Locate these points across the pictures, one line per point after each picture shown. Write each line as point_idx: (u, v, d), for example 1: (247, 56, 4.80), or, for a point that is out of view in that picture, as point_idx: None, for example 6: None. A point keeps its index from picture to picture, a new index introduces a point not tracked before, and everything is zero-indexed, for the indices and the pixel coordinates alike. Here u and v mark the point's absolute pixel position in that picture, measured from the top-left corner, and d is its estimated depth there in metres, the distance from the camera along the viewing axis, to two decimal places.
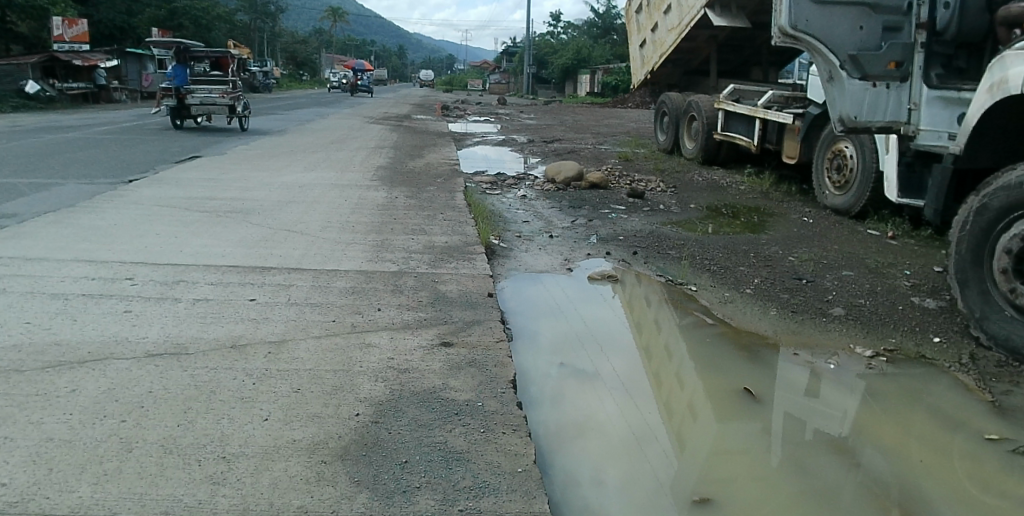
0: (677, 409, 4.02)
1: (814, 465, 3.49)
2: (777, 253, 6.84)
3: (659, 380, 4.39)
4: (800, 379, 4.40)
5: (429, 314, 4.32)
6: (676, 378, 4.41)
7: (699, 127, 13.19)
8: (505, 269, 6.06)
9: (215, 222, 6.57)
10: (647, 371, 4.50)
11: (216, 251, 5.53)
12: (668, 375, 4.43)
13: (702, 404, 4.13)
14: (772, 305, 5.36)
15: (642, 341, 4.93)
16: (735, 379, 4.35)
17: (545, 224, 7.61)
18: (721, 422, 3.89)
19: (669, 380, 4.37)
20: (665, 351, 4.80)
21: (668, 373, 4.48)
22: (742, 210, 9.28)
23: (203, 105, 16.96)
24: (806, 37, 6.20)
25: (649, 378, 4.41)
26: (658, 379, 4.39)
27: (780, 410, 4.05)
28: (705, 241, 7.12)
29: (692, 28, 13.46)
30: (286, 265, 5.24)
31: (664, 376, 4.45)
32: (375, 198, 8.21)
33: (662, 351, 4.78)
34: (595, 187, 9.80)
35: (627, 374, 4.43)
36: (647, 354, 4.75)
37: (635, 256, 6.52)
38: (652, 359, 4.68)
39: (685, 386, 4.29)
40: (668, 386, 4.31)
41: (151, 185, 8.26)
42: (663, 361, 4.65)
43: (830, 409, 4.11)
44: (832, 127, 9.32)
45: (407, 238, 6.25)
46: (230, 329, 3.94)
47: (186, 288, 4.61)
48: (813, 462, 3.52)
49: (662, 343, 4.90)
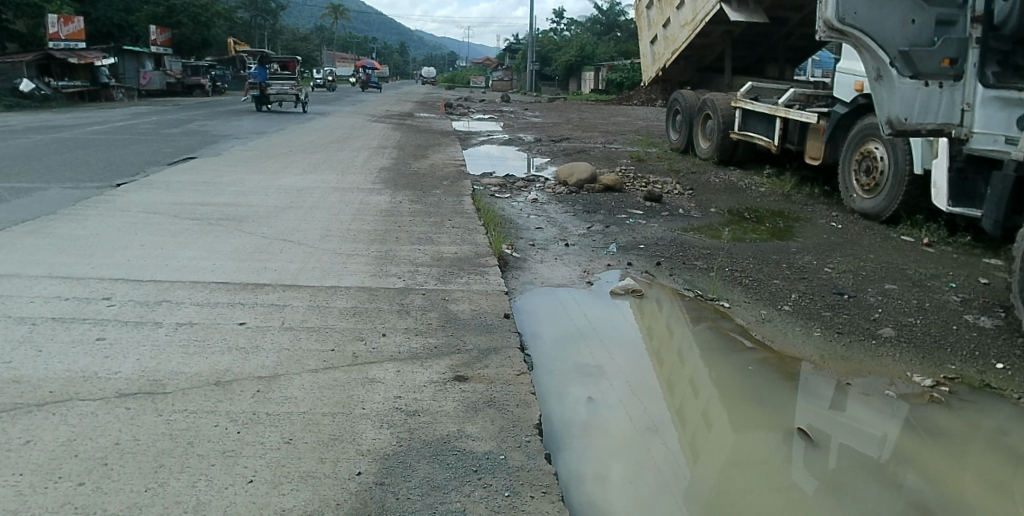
0: (690, 417, 3.80)
1: (843, 486, 3.19)
2: (812, 264, 6.37)
3: (671, 386, 4.18)
4: (831, 394, 4.08)
5: (440, 341, 3.84)
6: (691, 387, 4.17)
7: (714, 127, 12.68)
8: (520, 283, 5.57)
9: (205, 231, 6.13)
10: (657, 376, 4.30)
11: (205, 265, 5.09)
12: (680, 382, 4.22)
13: (718, 412, 3.91)
14: (814, 325, 4.91)
15: (657, 355, 4.59)
16: (755, 391, 4.08)
17: (559, 231, 7.14)
18: (738, 433, 3.67)
19: (683, 391, 4.12)
20: (678, 357, 4.58)
21: (681, 380, 4.26)
22: (766, 214, 8.79)
23: (280, 96, 23.54)
24: (854, 33, 5.58)
25: (661, 384, 4.20)
26: (670, 386, 4.17)
27: (802, 422, 3.79)
28: (734, 250, 6.63)
29: (707, 24, 12.96)
30: (281, 281, 4.77)
31: (676, 383, 4.21)
32: (379, 202, 7.78)
33: (674, 358, 4.56)
34: (609, 190, 9.31)
35: (633, 372, 4.31)
36: (663, 364, 4.47)
37: (659, 268, 6.03)
38: (662, 368, 4.42)
39: (699, 395, 4.07)
40: (682, 393, 4.10)
41: (141, 189, 7.85)
42: (680, 372, 4.36)
43: (867, 429, 3.76)
44: (860, 126, 8.82)
45: (413, 249, 5.79)
46: (215, 361, 3.47)
47: (170, 310, 4.15)
48: (842, 483, 3.22)
49: (675, 349, 4.67)
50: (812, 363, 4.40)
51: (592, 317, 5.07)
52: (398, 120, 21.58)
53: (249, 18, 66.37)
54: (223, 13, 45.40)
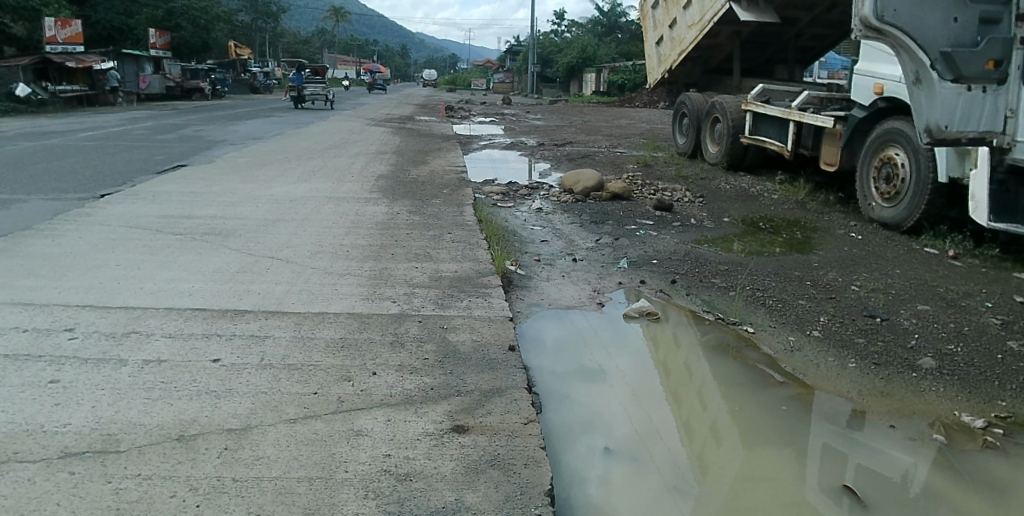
0: (698, 433, 3.65)
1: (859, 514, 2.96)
2: (837, 281, 5.94)
3: (679, 399, 4.02)
4: (852, 415, 3.83)
5: (436, 381, 3.41)
6: (701, 403, 3.99)
7: (723, 131, 12.24)
8: (525, 304, 5.12)
9: (188, 247, 5.71)
10: (664, 388, 4.15)
11: (185, 288, 4.67)
12: (689, 396, 4.05)
13: (727, 427, 3.74)
14: (848, 355, 4.47)
15: (670, 378, 4.27)
16: (768, 409, 3.88)
17: (566, 245, 6.72)
18: (747, 451, 3.50)
19: (700, 426, 3.72)
20: (685, 369, 4.40)
21: (689, 394, 4.09)
22: (782, 224, 8.36)
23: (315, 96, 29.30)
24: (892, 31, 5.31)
25: (668, 395, 4.05)
26: (677, 398, 4.02)
27: (817, 442, 3.58)
28: (753, 266, 6.20)
29: (716, 23, 12.52)
30: (264, 307, 4.35)
31: (685, 399, 4.03)
32: (375, 213, 7.36)
33: (681, 370, 4.39)
34: (617, 198, 8.88)
35: (639, 382, 4.17)
36: (673, 378, 4.28)
37: (674, 286, 5.60)
38: (675, 398, 4.02)
39: (707, 409, 3.91)
40: (689, 407, 3.94)
41: (125, 200, 7.43)
42: (690, 388, 4.16)
43: (892, 455, 3.47)
44: (879, 131, 8.37)
45: (410, 267, 5.37)
46: (182, 409, 3.05)
47: (137, 345, 3.73)
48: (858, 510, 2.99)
49: (682, 362, 4.49)
50: (834, 384, 4.11)
51: (604, 342, 4.66)
52: (399, 124, 21.15)
53: (250, 20, 65.71)
54: (223, 15, 44.93)
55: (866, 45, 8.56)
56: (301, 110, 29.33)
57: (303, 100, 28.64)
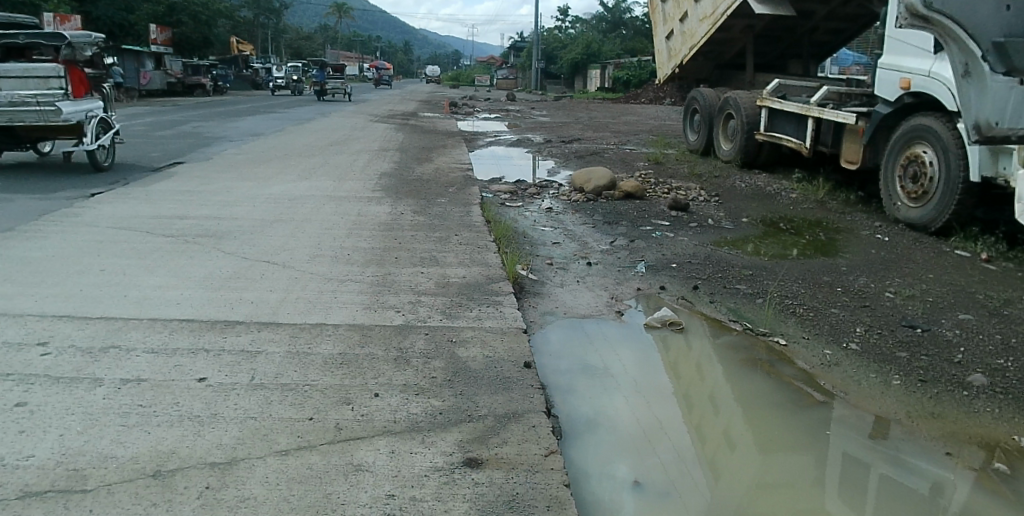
0: (711, 436, 3.45)
1: None
2: (869, 287, 5.58)
3: (690, 401, 3.82)
4: (877, 424, 3.57)
5: (446, 404, 3.07)
6: (713, 406, 3.79)
7: (737, 127, 11.87)
8: (538, 312, 4.74)
9: (179, 250, 5.39)
10: (674, 388, 3.95)
11: (172, 295, 4.33)
12: (700, 398, 3.85)
13: (741, 431, 3.54)
14: (891, 372, 4.11)
15: (681, 379, 4.07)
16: (784, 415, 3.66)
17: (580, 247, 6.36)
18: (764, 456, 3.30)
19: (715, 432, 3.50)
20: (697, 370, 4.20)
21: (701, 396, 3.89)
22: (804, 225, 8.00)
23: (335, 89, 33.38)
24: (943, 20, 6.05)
25: (679, 396, 3.86)
26: (689, 400, 3.83)
27: (838, 451, 3.35)
28: (780, 271, 5.84)
29: (730, 17, 12.13)
30: (257, 318, 4.01)
31: (696, 400, 3.83)
32: (377, 213, 7.03)
33: (692, 370, 4.20)
34: (630, 197, 8.52)
35: (647, 381, 3.98)
36: (684, 379, 4.08)
37: (697, 292, 5.24)
38: (694, 409, 3.73)
39: (720, 412, 3.71)
40: (701, 409, 3.74)
41: (116, 199, 7.11)
42: (702, 390, 3.96)
43: (922, 465, 3.22)
44: (905, 128, 8.00)
45: (415, 272, 5.03)
46: (160, 439, 2.71)
47: (115, 362, 3.40)
48: None
49: (693, 362, 4.28)
50: (858, 393, 3.86)
51: (623, 355, 4.26)
52: (402, 121, 20.78)
53: (252, 16, 65.38)
54: (225, 11, 44.55)
55: (891, 39, 8.20)
56: (324, 100, 33.79)
57: (325, 93, 32.64)
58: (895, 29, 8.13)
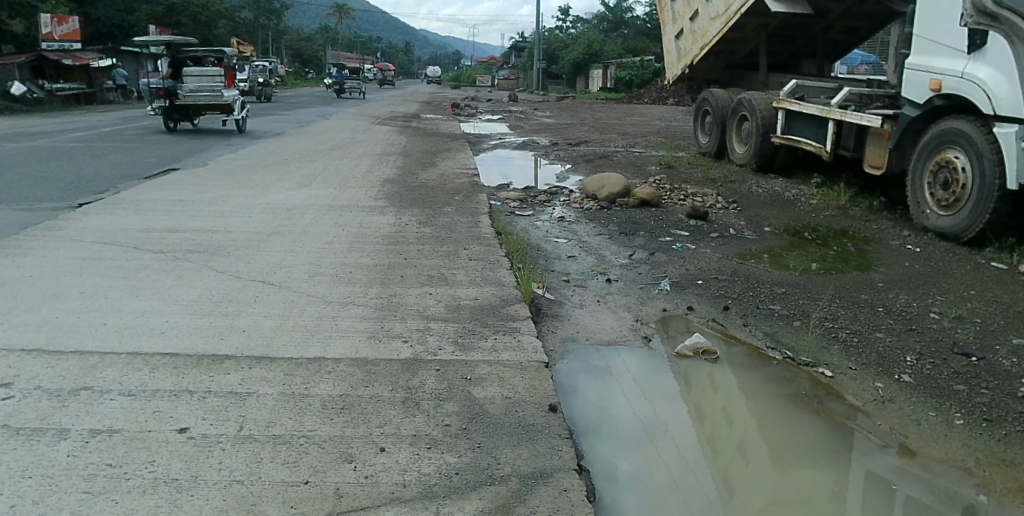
0: (726, 452, 3.29)
1: None
2: (911, 307, 5.17)
3: (702, 412, 3.66)
4: (903, 446, 3.36)
5: (463, 461, 2.66)
6: (727, 419, 3.62)
7: (752, 130, 11.46)
8: (558, 339, 4.31)
9: (166, 268, 4.99)
10: (685, 398, 3.80)
11: (157, 323, 3.94)
12: (713, 410, 3.69)
13: (756, 446, 3.37)
14: (951, 409, 3.69)
15: (692, 390, 3.90)
16: (800, 432, 3.48)
17: (597, 261, 5.96)
18: (780, 474, 3.13)
19: (729, 447, 3.34)
20: (710, 380, 4.01)
21: (713, 408, 3.73)
22: (830, 234, 7.58)
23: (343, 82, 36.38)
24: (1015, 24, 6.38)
25: (691, 408, 3.70)
26: (701, 411, 3.66)
27: (860, 470, 3.17)
28: (813, 288, 5.43)
29: (743, 15, 11.71)
30: (247, 352, 3.59)
31: (709, 412, 3.67)
32: (380, 224, 6.64)
33: (704, 380, 4.02)
34: (645, 205, 8.11)
35: (656, 390, 3.84)
36: (696, 389, 3.91)
37: (727, 314, 4.84)
38: (706, 421, 3.57)
39: (733, 425, 3.55)
40: (714, 421, 3.58)
41: (104, 210, 6.72)
42: (714, 402, 3.80)
43: (953, 492, 3.00)
44: (934, 131, 7.59)
45: (423, 293, 4.63)
46: (128, 512, 2.30)
47: (85, 409, 2.99)
48: None
49: (707, 371, 4.10)
50: (888, 416, 3.61)
51: (651, 391, 3.81)
52: (404, 122, 20.36)
53: (253, 17, 65.10)
54: (224, 12, 44.16)
55: (921, 37, 7.78)
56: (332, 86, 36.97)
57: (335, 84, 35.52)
58: (923, 28, 7.74)
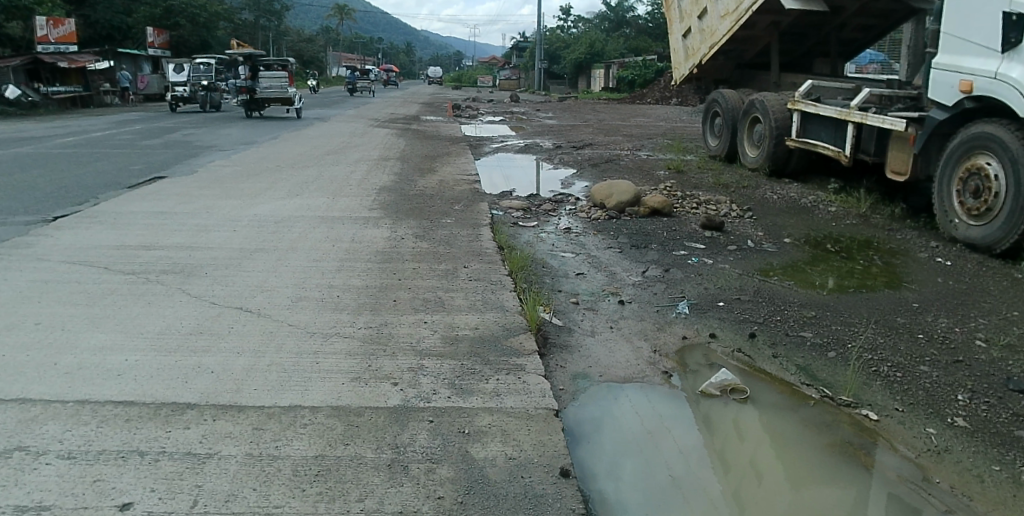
0: (737, 469, 3.11)
1: None
2: (955, 334, 4.68)
3: (713, 425, 3.49)
4: (932, 476, 3.11)
5: None
6: (739, 433, 3.43)
7: (765, 133, 11.00)
8: (568, 376, 3.83)
9: (136, 292, 4.52)
10: (696, 410, 3.62)
11: (116, 362, 3.49)
12: (724, 423, 3.51)
13: (770, 463, 3.19)
14: (1015, 461, 3.22)
15: (704, 401, 3.71)
16: (818, 452, 3.28)
17: (607, 279, 5.51)
18: (795, 495, 2.94)
19: (741, 463, 3.16)
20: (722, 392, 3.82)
21: (724, 420, 3.55)
22: (854, 245, 7.13)
23: None
24: None
25: (702, 420, 3.52)
26: (711, 425, 3.49)
27: (883, 497, 2.95)
28: (845, 312, 4.97)
29: (754, 13, 11.23)
30: (215, 399, 3.14)
31: (720, 425, 3.50)
32: (373, 238, 6.20)
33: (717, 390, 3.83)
34: (656, 214, 7.64)
35: (665, 401, 3.68)
36: (708, 399, 3.73)
37: (754, 342, 4.38)
38: (717, 435, 3.40)
39: (745, 440, 3.37)
40: (726, 436, 3.40)
41: (78, 224, 6.27)
42: (727, 413, 3.61)
43: None
44: (964, 134, 7.09)
45: (418, 321, 4.18)
46: None
47: (14, 477, 2.53)
48: None
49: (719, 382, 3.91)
50: (918, 446, 3.34)
51: (677, 440, 3.30)
52: (404, 124, 19.90)
53: (253, 19, 64.72)
54: (224, 13, 43.79)
55: (949, 35, 7.29)
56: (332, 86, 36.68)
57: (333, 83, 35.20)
58: (952, 25, 7.24)
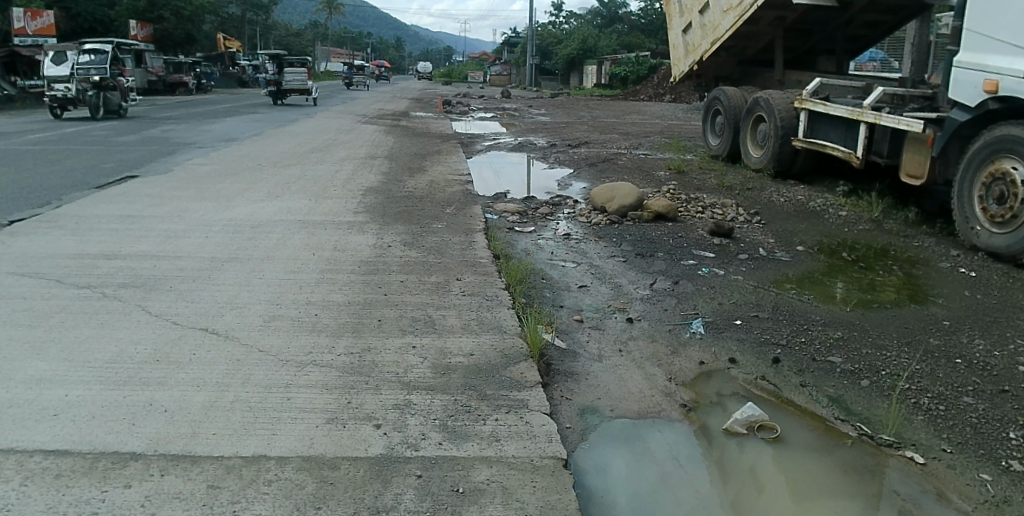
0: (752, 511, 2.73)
1: None
2: (996, 357, 4.25)
3: (727, 460, 3.10)
4: None
5: None
6: (755, 471, 3.04)
7: (769, 133, 10.61)
8: (575, 412, 3.38)
9: (88, 311, 4.03)
10: (708, 443, 3.23)
11: (51, 401, 2.99)
12: (739, 459, 3.12)
13: (789, 505, 2.80)
14: None
15: (716, 433, 3.32)
16: (845, 496, 2.88)
17: (613, 293, 5.07)
18: None
19: (757, 505, 2.78)
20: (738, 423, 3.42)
21: (738, 455, 3.16)
22: (869, 253, 6.72)
23: None
24: None
25: (714, 456, 3.14)
26: (724, 460, 3.10)
27: None
28: (873, 332, 4.54)
29: (759, 8, 10.81)
30: (164, 447, 2.67)
31: (734, 461, 3.11)
32: (358, 246, 5.73)
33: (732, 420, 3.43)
34: (660, 219, 7.21)
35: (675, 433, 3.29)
36: (722, 431, 3.34)
37: (778, 368, 3.95)
38: (730, 472, 3.01)
39: (762, 478, 2.98)
40: (741, 473, 3.02)
41: (35, 230, 5.74)
42: (742, 448, 3.22)
43: None
44: (987, 136, 6.67)
45: (405, 346, 3.73)
46: None
47: None
48: None
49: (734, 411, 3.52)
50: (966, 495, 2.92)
51: (697, 489, 2.85)
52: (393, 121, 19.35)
53: (241, 12, 63.79)
54: (210, 7, 43.00)
55: (971, 30, 6.89)
56: None
57: None
58: (975, 20, 6.83)
